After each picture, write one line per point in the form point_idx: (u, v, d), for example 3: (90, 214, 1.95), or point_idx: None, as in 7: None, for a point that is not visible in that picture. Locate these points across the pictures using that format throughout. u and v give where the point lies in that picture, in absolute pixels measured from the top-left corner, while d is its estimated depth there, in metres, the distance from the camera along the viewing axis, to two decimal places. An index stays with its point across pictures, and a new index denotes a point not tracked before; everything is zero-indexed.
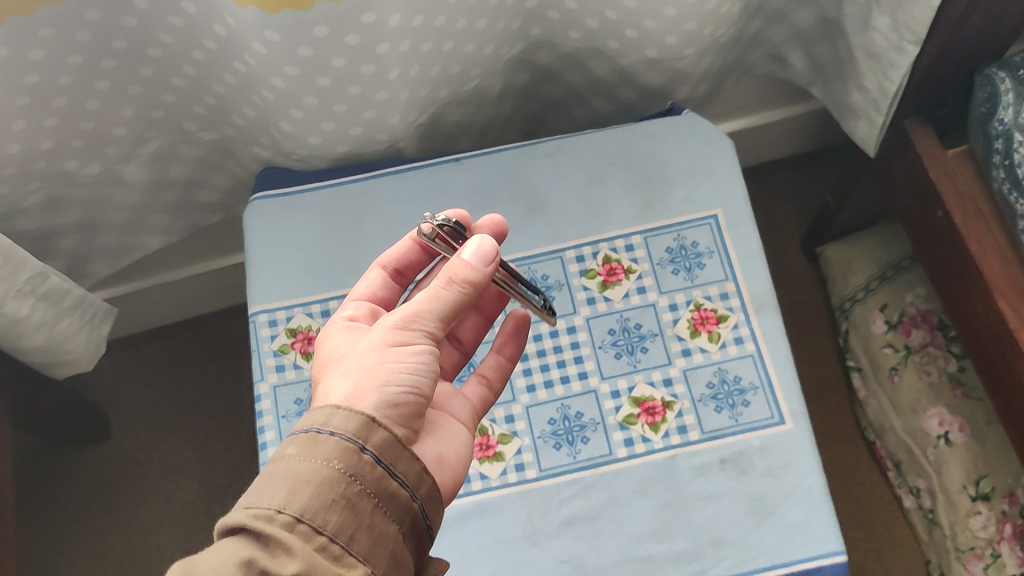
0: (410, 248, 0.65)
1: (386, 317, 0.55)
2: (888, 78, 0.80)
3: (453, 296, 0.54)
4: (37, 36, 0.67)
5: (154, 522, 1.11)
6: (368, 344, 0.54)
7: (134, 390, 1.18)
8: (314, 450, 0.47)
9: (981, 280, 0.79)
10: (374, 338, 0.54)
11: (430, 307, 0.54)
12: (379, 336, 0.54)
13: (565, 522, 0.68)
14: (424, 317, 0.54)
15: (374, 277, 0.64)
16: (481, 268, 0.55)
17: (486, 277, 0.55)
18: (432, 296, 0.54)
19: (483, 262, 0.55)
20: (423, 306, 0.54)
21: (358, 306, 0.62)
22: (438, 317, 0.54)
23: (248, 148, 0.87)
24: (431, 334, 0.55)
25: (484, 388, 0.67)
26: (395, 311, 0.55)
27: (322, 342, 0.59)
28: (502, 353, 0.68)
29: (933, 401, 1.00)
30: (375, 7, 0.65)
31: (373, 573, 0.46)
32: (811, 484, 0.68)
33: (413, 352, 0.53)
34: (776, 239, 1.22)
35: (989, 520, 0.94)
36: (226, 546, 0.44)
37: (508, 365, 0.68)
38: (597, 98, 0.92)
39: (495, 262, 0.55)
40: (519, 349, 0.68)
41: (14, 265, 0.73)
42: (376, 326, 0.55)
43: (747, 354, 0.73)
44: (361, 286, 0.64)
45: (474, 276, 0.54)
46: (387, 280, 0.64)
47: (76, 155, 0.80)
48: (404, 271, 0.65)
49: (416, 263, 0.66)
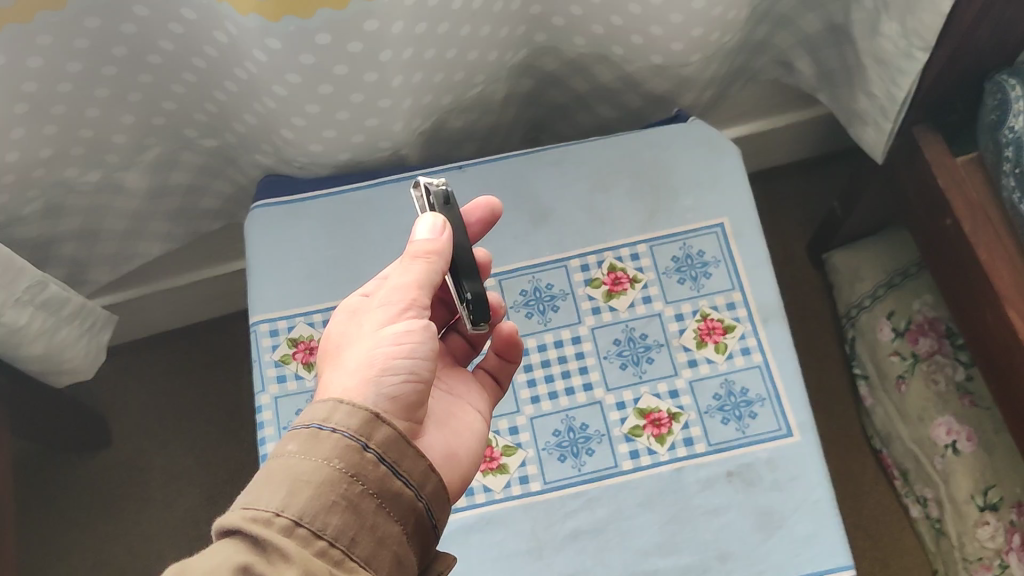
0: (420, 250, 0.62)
1: (376, 303, 0.55)
2: (898, 84, 0.79)
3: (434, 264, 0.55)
4: (35, 43, 0.66)
5: (154, 531, 1.10)
6: (364, 333, 0.54)
7: (135, 396, 1.17)
8: (316, 448, 0.46)
9: (991, 291, 0.78)
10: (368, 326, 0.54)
11: (414, 282, 0.55)
12: (372, 323, 0.54)
13: (570, 535, 0.67)
14: (412, 293, 0.54)
15: None
16: (441, 237, 0.56)
17: (445, 245, 0.56)
18: (414, 268, 0.55)
19: (440, 234, 0.56)
20: (411, 281, 0.54)
21: None
22: (423, 290, 0.55)
23: (250, 155, 0.86)
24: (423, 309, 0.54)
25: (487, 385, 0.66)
26: (383, 294, 0.55)
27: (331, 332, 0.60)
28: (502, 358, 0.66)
29: (941, 410, 0.99)
30: (377, 15, 0.64)
31: None
32: (820, 497, 0.67)
33: (403, 335, 0.52)
34: (781, 244, 1.21)
35: (997, 530, 0.93)
36: (221, 548, 0.42)
37: (508, 367, 0.66)
38: (601, 104, 0.91)
39: (448, 232, 0.56)
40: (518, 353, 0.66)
41: (13, 273, 0.72)
42: (368, 313, 0.55)
43: (755, 365, 0.72)
44: None
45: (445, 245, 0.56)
46: None
47: (76, 163, 0.79)
48: None
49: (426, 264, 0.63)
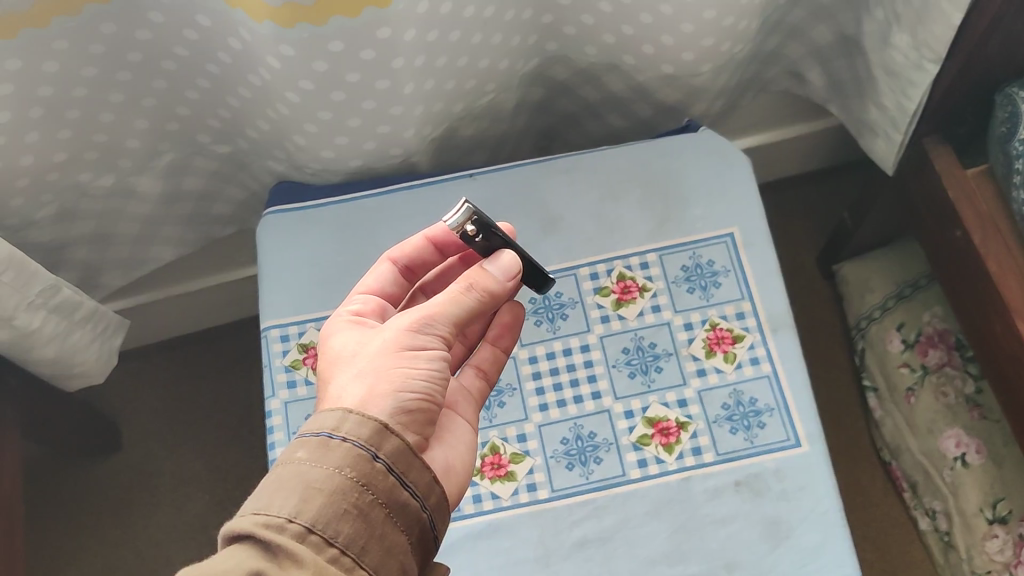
0: (424, 246, 0.64)
1: (397, 318, 0.55)
2: (908, 96, 0.79)
3: (472, 302, 0.55)
4: (51, 48, 0.67)
5: (163, 535, 1.11)
6: (380, 345, 0.53)
7: (146, 399, 1.18)
8: (326, 456, 0.46)
9: (1000, 301, 0.78)
10: (388, 338, 0.53)
11: (450, 309, 0.55)
12: (390, 338, 0.53)
13: (577, 544, 0.68)
14: (439, 318, 0.54)
15: (383, 272, 0.62)
16: (506, 283, 0.57)
17: (504, 290, 0.57)
18: (457, 296, 0.55)
19: (508, 279, 0.57)
20: (443, 307, 0.54)
21: (365, 300, 0.61)
22: (451, 319, 0.55)
23: (262, 161, 0.86)
24: (445, 337, 0.55)
25: (480, 381, 0.65)
26: (409, 312, 0.55)
27: (328, 337, 0.58)
28: (498, 346, 0.66)
29: (950, 422, 0.99)
30: (390, 22, 0.65)
31: None
32: (827, 508, 0.67)
33: (426, 357, 0.53)
34: (792, 255, 1.20)
35: (1006, 544, 0.92)
36: (235, 554, 0.43)
37: (502, 357, 0.66)
38: (612, 113, 0.91)
39: (515, 280, 0.58)
40: (515, 343, 0.67)
41: (27, 277, 0.73)
42: (386, 326, 0.54)
43: (764, 374, 0.72)
44: (368, 279, 0.62)
45: (500, 290, 0.57)
46: (396, 275, 0.63)
47: (89, 167, 0.79)
48: (415, 268, 0.64)
49: (427, 264, 0.65)
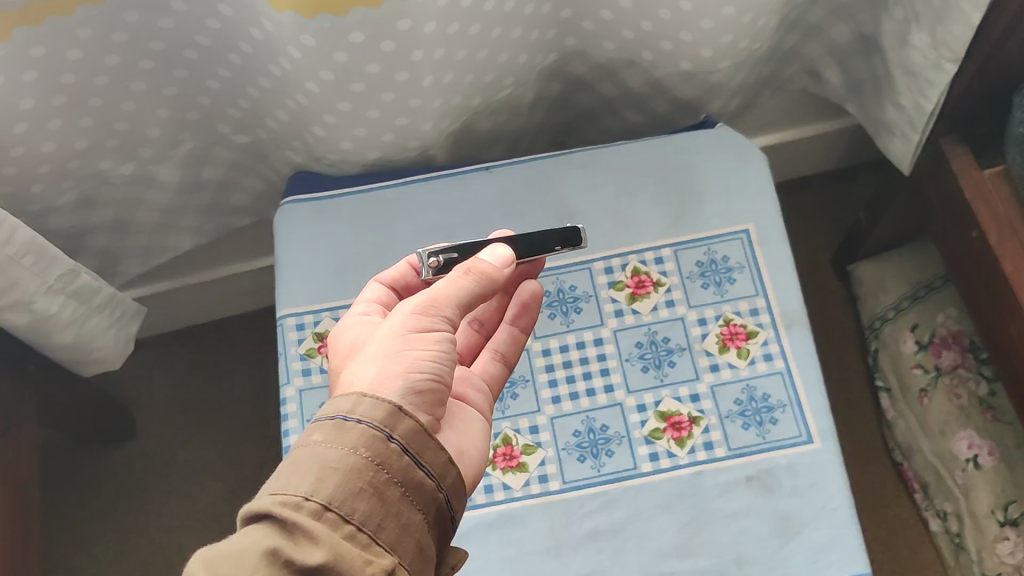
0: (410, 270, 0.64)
1: (404, 303, 0.55)
2: (926, 96, 0.80)
3: (471, 286, 0.55)
4: (75, 36, 0.68)
5: (176, 523, 1.12)
6: (388, 330, 0.54)
7: (161, 388, 1.19)
8: (341, 438, 0.47)
9: (1015, 302, 0.77)
10: (396, 323, 0.54)
11: (452, 293, 0.54)
12: (398, 323, 0.54)
13: (588, 535, 0.68)
14: (444, 304, 0.54)
15: (377, 290, 0.63)
16: (501, 269, 0.57)
17: (500, 275, 0.57)
18: (455, 279, 0.55)
19: (503, 266, 0.57)
20: (445, 292, 0.54)
21: (368, 305, 0.61)
22: (456, 305, 0.55)
23: (281, 152, 0.87)
24: (451, 321, 0.55)
25: (498, 365, 0.66)
26: (414, 297, 0.55)
27: (339, 336, 0.59)
28: (515, 325, 0.67)
29: (963, 424, 0.98)
30: (411, 14, 0.65)
31: (400, 563, 0.45)
32: (838, 504, 0.67)
33: (434, 339, 0.53)
34: (806, 255, 1.20)
35: (1017, 546, 0.92)
36: (251, 533, 0.43)
37: (521, 336, 0.68)
38: (630, 109, 0.91)
39: (511, 267, 0.58)
40: (532, 321, 0.68)
41: (47, 261, 0.74)
42: (394, 312, 0.55)
43: (777, 371, 0.72)
44: (366, 293, 0.62)
45: (499, 276, 0.57)
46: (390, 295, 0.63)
47: (110, 155, 0.80)
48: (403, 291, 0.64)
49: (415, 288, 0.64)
